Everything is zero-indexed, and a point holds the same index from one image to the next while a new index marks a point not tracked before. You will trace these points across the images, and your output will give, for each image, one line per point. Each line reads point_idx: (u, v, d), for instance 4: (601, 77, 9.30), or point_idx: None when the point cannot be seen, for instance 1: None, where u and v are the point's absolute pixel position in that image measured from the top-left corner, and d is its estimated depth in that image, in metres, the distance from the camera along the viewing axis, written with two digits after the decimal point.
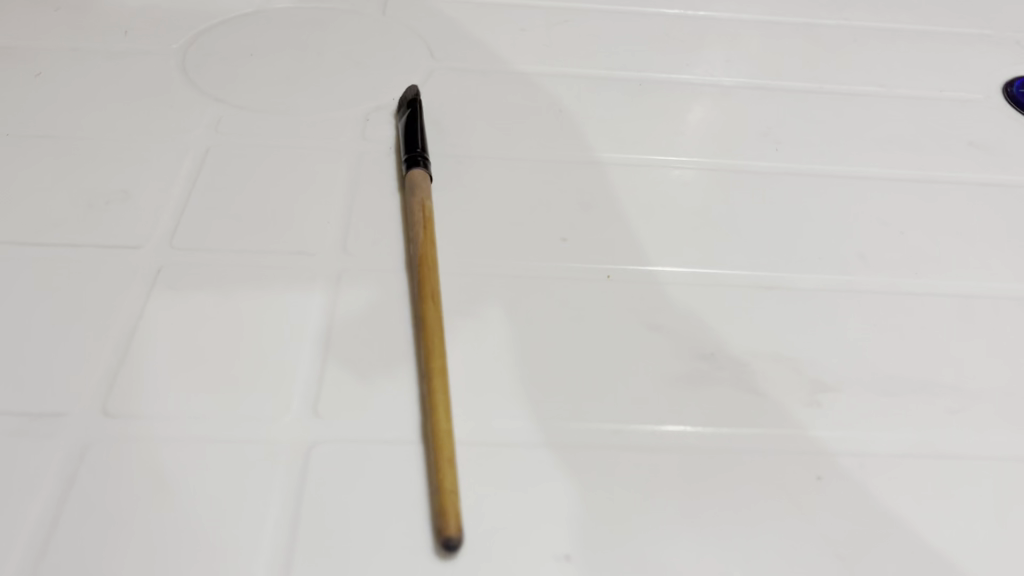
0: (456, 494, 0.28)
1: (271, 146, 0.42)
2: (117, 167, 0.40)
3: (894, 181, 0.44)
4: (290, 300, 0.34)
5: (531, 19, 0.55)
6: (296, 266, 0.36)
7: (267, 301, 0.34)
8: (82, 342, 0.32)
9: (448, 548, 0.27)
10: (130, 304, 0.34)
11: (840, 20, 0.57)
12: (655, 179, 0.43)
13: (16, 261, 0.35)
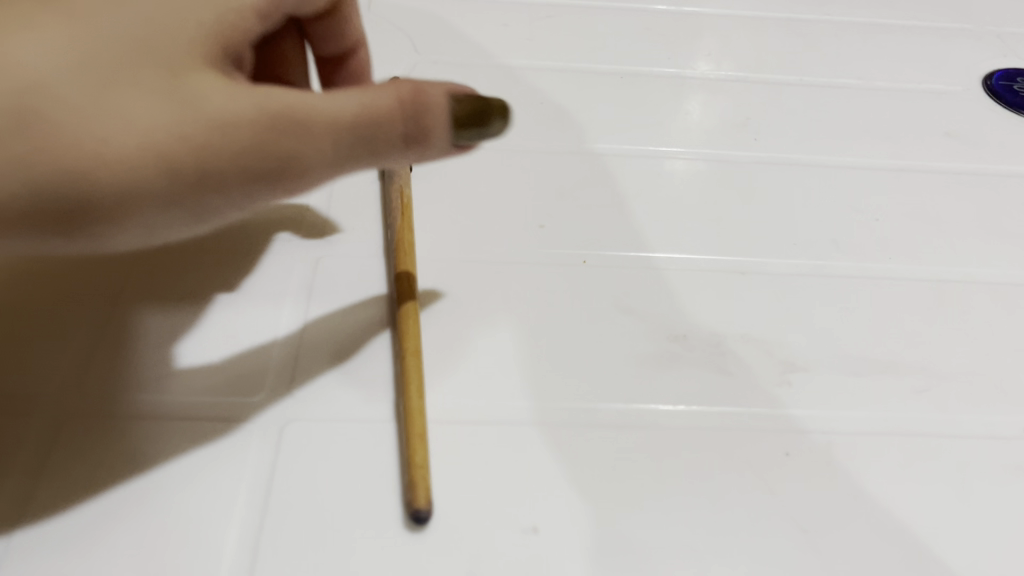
0: (424, 469, 0.28)
1: None
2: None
3: (875, 170, 0.44)
4: (275, 286, 0.35)
5: (515, 14, 0.55)
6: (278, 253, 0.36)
7: (252, 287, 0.35)
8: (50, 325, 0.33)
9: (417, 519, 0.27)
10: (100, 290, 0.34)
11: (822, 16, 0.58)
12: (634, 169, 0.43)
13: None
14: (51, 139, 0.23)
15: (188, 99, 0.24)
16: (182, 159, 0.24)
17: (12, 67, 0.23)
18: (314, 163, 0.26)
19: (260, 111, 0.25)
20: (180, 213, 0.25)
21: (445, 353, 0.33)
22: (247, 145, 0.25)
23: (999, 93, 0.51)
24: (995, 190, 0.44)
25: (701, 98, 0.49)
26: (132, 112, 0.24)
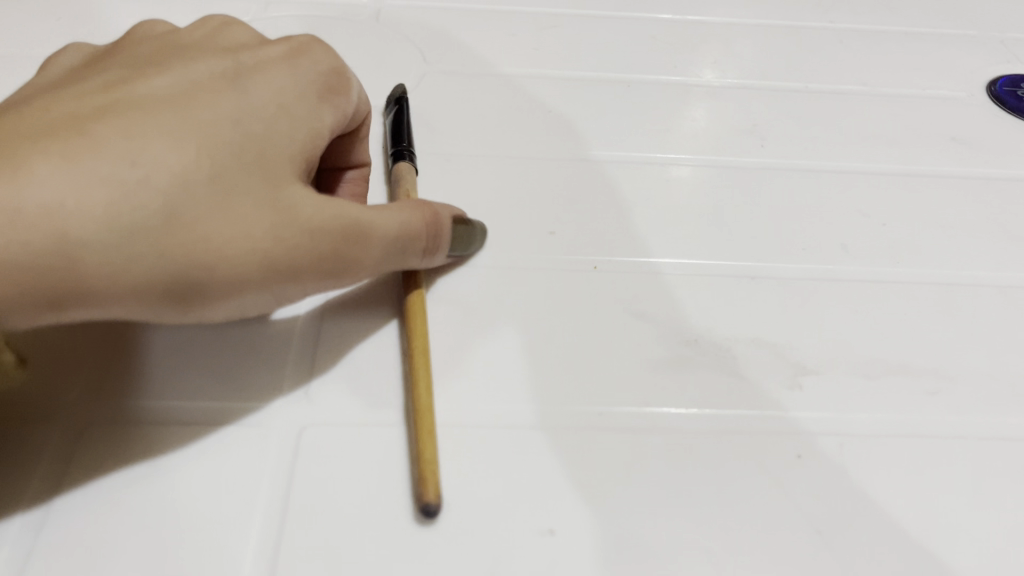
0: (435, 464, 0.28)
1: None
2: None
3: (881, 176, 0.45)
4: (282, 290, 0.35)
5: (521, 24, 0.56)
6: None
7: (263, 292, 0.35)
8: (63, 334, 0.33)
9: (426, 513, 0.28)
10: None
11: (825, 23, 0.58)
12: (642, 176, 0.43)
13: None
14: (187, 242, 0.27)
15: (289, 210, 0.29)
16: (284, 261, 0.29)
17: (157, 177, 0.27)
18: (367, 265, 0.32)
19: (341, 224, 0.30)
20: (270, 300, 0.30)
21: (457, 358, 0.34)
22: (329, 249, 0.30)
23: (1003, 98, 0.51)
24: (1000, 194, 0.44)
25: (708, 106, 0.49)
26: (246, 220, 0.28)
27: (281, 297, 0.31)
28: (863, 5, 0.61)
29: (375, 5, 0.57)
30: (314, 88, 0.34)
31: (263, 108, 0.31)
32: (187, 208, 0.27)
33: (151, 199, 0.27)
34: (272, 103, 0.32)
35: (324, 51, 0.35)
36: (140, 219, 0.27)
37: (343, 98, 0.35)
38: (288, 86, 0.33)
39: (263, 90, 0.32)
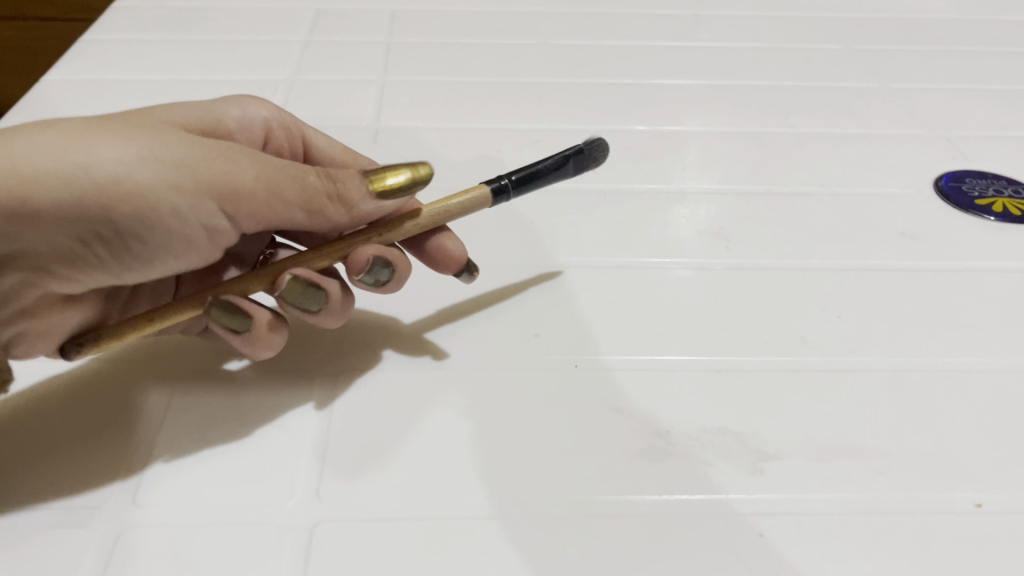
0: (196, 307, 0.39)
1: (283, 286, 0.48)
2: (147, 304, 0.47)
3: (835, 271, 0.49)
4: (303, 372, 0.42)
5: (508, 140, 0.61)
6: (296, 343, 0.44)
7: (283, 385, 0.41)
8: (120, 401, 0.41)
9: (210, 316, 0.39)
10: (124, 421, 0.40)
11: (787, 128, 0.64)
12: (616, 280, 0.48)
13: (42, 393, 0.41)
14: (77, 148, 0.36)
15: (172, 136, 0.38)
16: (162, 152, 0.37)
17: (51, 125, 0.37)
18: (259, 179, 0.39)
19: (223, 145, 0.39)
20: (172, 198, 0.37)
21: (452, 455, 0.37)
22: (207, 153, 0.38)
23: (949, 194, 0.56)
24: (944, 284, 0.48)
25: (686, 211, 0.54)
26: (131, 136, 0.37)
27: (187, 201, 0.38)
28: (820, 112, 0.67)
29: (374, 127, 0.62)
30: (199, 107, 0.46)
31: (159, 115, 0.42)
32: (68, 128, 0.37)
33: (46, 130, 0.36)
34: (162, 111, 0.43)
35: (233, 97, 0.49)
36: (38, 137, 0.36)
37: (244, 107, 0.48)
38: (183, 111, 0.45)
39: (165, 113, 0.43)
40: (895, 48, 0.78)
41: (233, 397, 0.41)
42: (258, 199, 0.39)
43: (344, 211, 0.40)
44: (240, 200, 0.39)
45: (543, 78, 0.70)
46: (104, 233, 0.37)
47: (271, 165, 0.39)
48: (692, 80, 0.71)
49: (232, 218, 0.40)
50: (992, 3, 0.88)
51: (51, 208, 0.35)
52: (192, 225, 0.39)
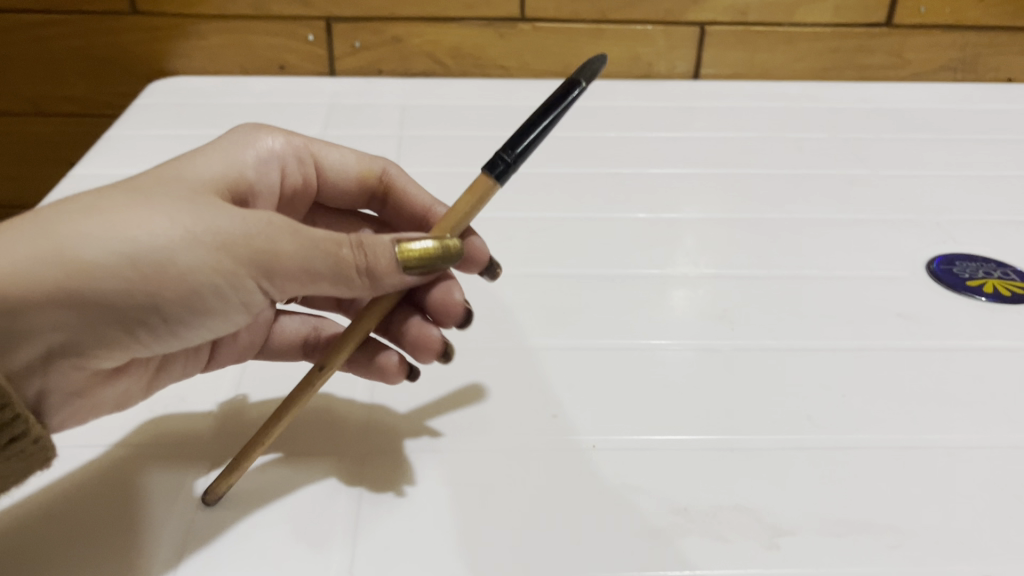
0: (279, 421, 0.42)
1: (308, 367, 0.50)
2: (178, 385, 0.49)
3: (836, 351, 0.51)
4: (326, 453, 0.44)
5: (518, 229, 0.64)
6: (319, 424, 0.46)
7: (308, 467, 0.43)
8: (165, 484, 0.42)
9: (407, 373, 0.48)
10: (163, 505, 0.41)
11: (782, 214, 0.67)
12: (629, 361, 0.50)
13: (82, 474, 0.42)
14: (117, 237, 0.37)
15: (212, 211, 0.39)
16: (201, 232, 0.38)
17: (93, 209, 0.38)
18: (295, 256, 0.39)
19: (262, 217, 0.39)
20: (212, 277, 0.38)
21: (478, 535, 0.39)
22: (244, 229, 0.39)
23: (942, 276, 0.58)
24: (941, 362, 0.51)
25: (683, 293, 0.57)
26: (171, 215, 0.38)
27: (227, 280, 0.39)
28: (814, 198, 0.70)
29: None
30: (225, 153, 0.47)
31: (192, 173, 0.43)
32: (109, 212, 0.38)
33: (87, 217, 0.38)
34: (193, 167, 0.44)
35: (248, 129, 0.50)
36: (80, 228, 0.37)
37: (260, 143, 0.49)
38: (211, 161, 0.45)
39: (197, 168, 0.44)
40: (881, 137, 0.82)
41: (264, 482, 0.42)
42: (294, 274, 0.39)
43: (368, 284, 0.41)
44: (276, 277, 0.39)
45: (548, 169, 0.74)
46: (147, 319, 0.39)
47: (308, 241, 0.39)
48: (691, 169, 0.75)
49: (269, 291, 0.40)
50: (970, 95, 0.93)
51: (95, 296, 0.37)
52: (230, 303, 0.40)
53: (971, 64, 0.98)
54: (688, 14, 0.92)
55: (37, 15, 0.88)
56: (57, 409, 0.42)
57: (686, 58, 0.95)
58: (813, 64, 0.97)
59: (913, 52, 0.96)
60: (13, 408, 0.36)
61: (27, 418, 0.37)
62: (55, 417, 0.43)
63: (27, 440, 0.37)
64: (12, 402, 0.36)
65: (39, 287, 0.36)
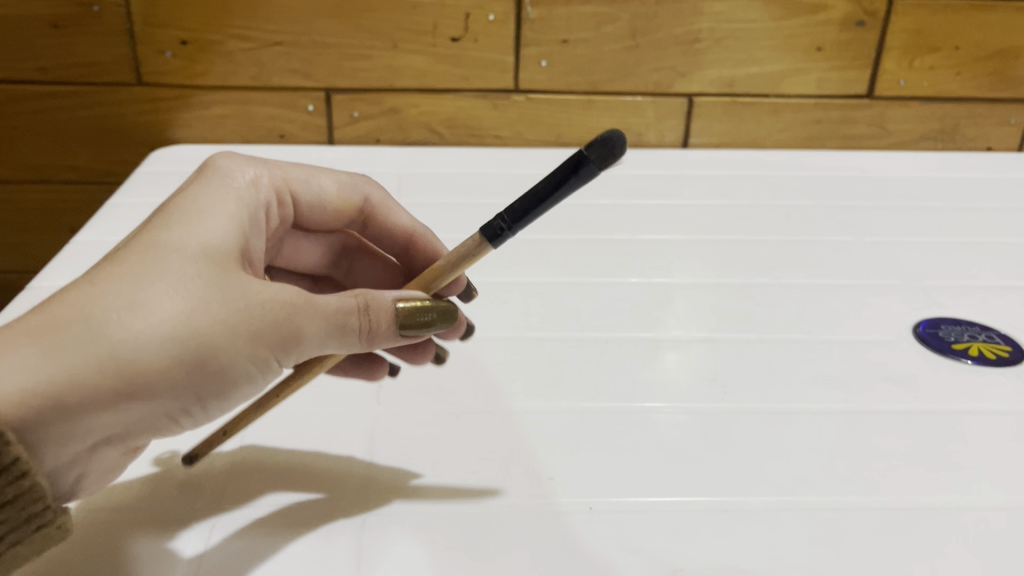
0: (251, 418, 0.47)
1: (308, 421, 0.51)
2: (181, 444, 0.49)
3: (826, 413, 0.52)
4: (319, 515, 0.44)
5: (513, 293, 0.66)
6: (315, 484, 0.46)
7: (300, 529, 0.43)
8: (165, 539, 0.42)
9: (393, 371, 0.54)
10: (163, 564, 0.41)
11: (771, 279, 0.69)
12: (623, 423, 0.51)
13: (83, 532, 0.43)
14: (153, 330, 0.37)
15: (237, 291, 0.40)
16: (233, 320, 0.39)
17: (121, 293, 0.38)
18: (315, 336, 0.41)
19: (285, 299, 0.40)
20: (244, 363, 0.40)
21: None
22: (272, 315, 0.40)
23: (928, 340, 0.60)
24: (930, 425, 0.52)
25: (674, 356, 0.58)
26: (200, 300, 0.39)
27: (254, 363, 0.40)
28: (802, 264, 0.71)
29: None
30: (226, 190, 0.46)
31: (202, 221, 0.42)
32: (139, 300, 0.38)
33: (117, 306, 0.37)
34: (202, 213, 0.43)
35: (230, 160, 0.49)
36: (113, 322, 0.37)
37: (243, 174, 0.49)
38: (213, 200, 0.44)
39: (204, 214, 0.43)
40: (865, 203, 0.85)
41: (254, 546, 0.42)
42: (315, 348, 0.41)
43: (364, 343, 0.42)
44: (297, 352, 0.41)
45: (541, 235, 0.76)
46: (183, 411, 0.40)
47: (326, 317, 0.41)
48: (681, 235, 0.76)
49: (289, 364, 0.42)
50: (951, 164, 0.96)
51: (137, 394, 0.38)
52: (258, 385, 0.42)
53: (951, 134, 1.01)
54: (676, 86, 0.95)
55: (44, 86, 0.91)
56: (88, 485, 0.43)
57: (675, 128, 0.98)
58: (799, 134, 0.99)
59: (894, 122, 1.00)
60: (44, 499, 0.37)
61: (55, 506, 0.38)
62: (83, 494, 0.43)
63: (53, 525, 0.38)
64: (42, 495, 0.37)
65: (89, 393, 0.37)
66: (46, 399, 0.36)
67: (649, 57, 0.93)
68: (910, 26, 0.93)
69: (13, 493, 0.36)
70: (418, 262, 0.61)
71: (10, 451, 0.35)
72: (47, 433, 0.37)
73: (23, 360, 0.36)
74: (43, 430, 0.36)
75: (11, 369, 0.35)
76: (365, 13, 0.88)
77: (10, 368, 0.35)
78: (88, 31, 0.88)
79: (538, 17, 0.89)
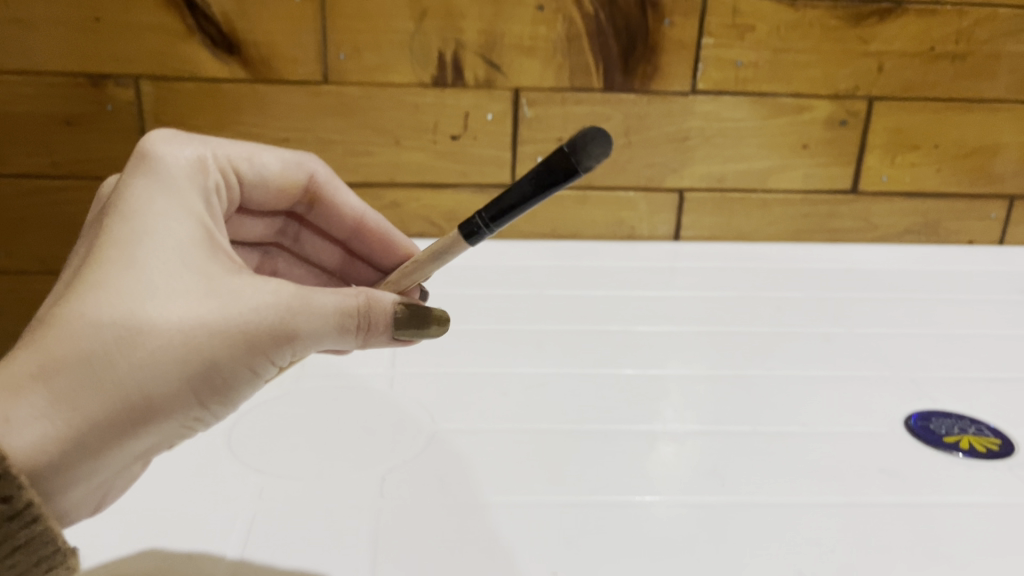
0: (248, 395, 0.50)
1: (312, 515, 0.51)
2: (186, 539, 0.49)
3: (822, 506, 0.53)
4: None
5: (513, 383, 0.67)
6: None
7: None
8: None
9: None
10: None
11: (765, 371, 0.70)
12: (623, 516, 0.52)
13: None
14: (153, 356, 0.42)
15: (226, 306, 0.44)
16: (229, 335, 0.44)
17: (113, 326, 0.42)
18: (314, 335, 0.45)
19: (277, 303, 0.45)
20: (245, 369, 0.45)
21: None
22: (266, 322, 0.44)
23: (919, 432, 0.61)
24: (926, 519, 0.52)
25: (670, 449, 0.59)
26: (192, 321, 0.43)
27: (255, 369, 0.45)
28: (795, 356, 0.73)
29: (390, 374, 0.68)
30: (176, 184, 0.49)
31: (165, 227, 0.46)
32: (132, 331, 0.42)
33: (113, 341, 0.41)
34: (164, 218, 0.46)
35: (172, 143, 0.52)
36: (113, 357, 0.41)
37: (190, 154, 0.52)
38: (168, 200, 0.48)
39: (166, 218, 0.46)
40: (854, 296, 0.87)
41: None
42: (312, 346, 0.46)
43: (361, 340, 0.47)
44: (296, 352, 0.46)
45: (539, 326, 0.78)
46: (191, 422, 0.46)
47: (323, 318, 0.45)
48: (676, 326, 0.78)
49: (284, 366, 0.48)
50: (935, 258, 0.99)
51: (147, 415, 0.43)
52: (257, 389, 0.47)
53: (934, 228, 1.04)
54: (667, 181, 0.99)
55: (55, 181, 0.93)
56: (76, 510, 0.46)
57: (667, 221, 1.01)
58: (787, 227, 1.02)
59: (879, 216, 1.03)
60: (55, 542, 0.41)
61: (65, 550, 0.42)
62: (76, 515, 0.46)
63: (64, 566, 0.42)
64: (54, 536, 0.41)
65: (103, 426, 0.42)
66: (63, 440, 0.41)
67: (641, 154, 0.97)
68: (889, 125, 0.97)
69: (25, 537, 0.40)
70: (367, 242, 0.68)
71: (21, 497, 0.40)
72: (70, 462, 0.42)
73: (34, 405, 0.40)
74: (64, 465, 0.42)
75: (28, 411, 0.40)
76: (369, 111, 0.92)
77: (27, 411, 0.40)
78: (100, 129, 0.91)
79: (535, 115, 0.93)
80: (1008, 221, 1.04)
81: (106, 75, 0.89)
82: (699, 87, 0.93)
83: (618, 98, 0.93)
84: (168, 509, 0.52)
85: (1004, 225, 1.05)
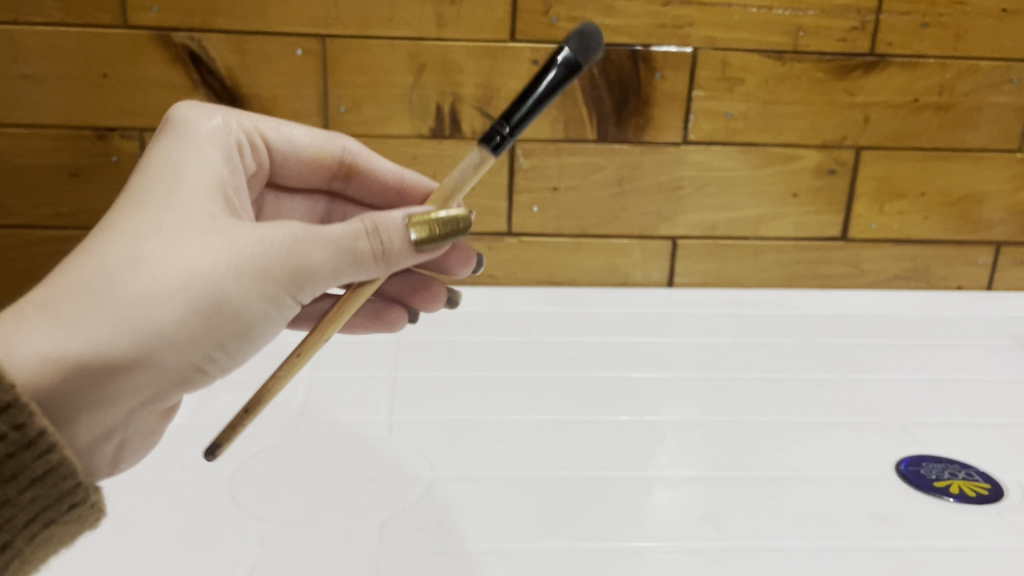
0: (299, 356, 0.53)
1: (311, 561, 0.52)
2: None
3: (815, 552, 0.54)
4: None
5: (510, 429, 0.68)
6: None
7: None
8: None
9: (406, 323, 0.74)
10: None
11: (759, 417, 0.71)
12: (619, 564, 0.52)
13: None
14: (161, 283, 0.45)
15: (235, 238, 0.47)
16: (238, 263, 0.46)
17: (123, 259, 0.46)
18: (325, 259, 0.48)
19: (285, 233, 0.48)
20: (256, 300, 0.48)
21: None
22: (274, 251, 0.47)
23: (911, 477, 0.62)
24: (918, 564, 0.53)
25: (667, 495, 0.59)
26: (201, 252, 0.46)
27: (266, 300, 0.48)
28: (788, 402, 0.74)
29: (388, 421, 0.69)
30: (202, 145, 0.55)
31: (185, 178, 0.51)
32: (142, 262, 0.45)
33: (122, 271, 0.45)
34: (185, 172, 0.51)
35: (200, 110, 0.58)
36: (122, 286, 0.45)
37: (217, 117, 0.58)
38: (191, 158, 0.53)
39: (186, 172, 0.51)
40: (846, 341, 0.88)
41: None
42: (323, 275, 0.48)
43: (376, 265, 0.49)
44: (307, 283, 0.48)
45: (535, 373, 0.79)
46: (205, 357, 0.48)
47: (331, 245, 0.48)
48: (670, 372, 0.79)
49: (299, 300, 0.50)
50: (924, 304, 1.00)
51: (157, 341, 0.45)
52: (269, 324, 0.49)
53: (923, 274, 1.06)
54: (660, 229, 1.01)
55: (60, 229, 0.95)
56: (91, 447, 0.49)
57: (661, 268, 1.03)
58: (779, 273, 1.04)
59: (869, 262, 1.05)
60: (75, 475, 0.42)
61: (85, 484, 0.43)
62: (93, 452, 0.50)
63: (85, 503, 0.43)
64: (76, 471, 0.42)
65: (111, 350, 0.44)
66: (72, 365, 0.43)
67: (634, 202, 0.99)
68: (877, 174, 1.00)
69: (41, 469, 0.41)
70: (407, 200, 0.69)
71: (33, 425, 0.40)
72: (81, 390, 0.44)
73: (44, 331, 0.43)
74: (74, 391, 0.44)
75: (40, 336, 0.43)
76: None
77: (39, 336, 0.43)
78: (105, 179, 0.93)
79: (530, 165, 0.96)
80: (996, 266, 1.06)
81: (112, 127, 0.91)
82: (690, 138, 0.96)
83: (612, 148, 0.96)
84: (169, 559, 0.52)
85: (991, 270, 1.07)
